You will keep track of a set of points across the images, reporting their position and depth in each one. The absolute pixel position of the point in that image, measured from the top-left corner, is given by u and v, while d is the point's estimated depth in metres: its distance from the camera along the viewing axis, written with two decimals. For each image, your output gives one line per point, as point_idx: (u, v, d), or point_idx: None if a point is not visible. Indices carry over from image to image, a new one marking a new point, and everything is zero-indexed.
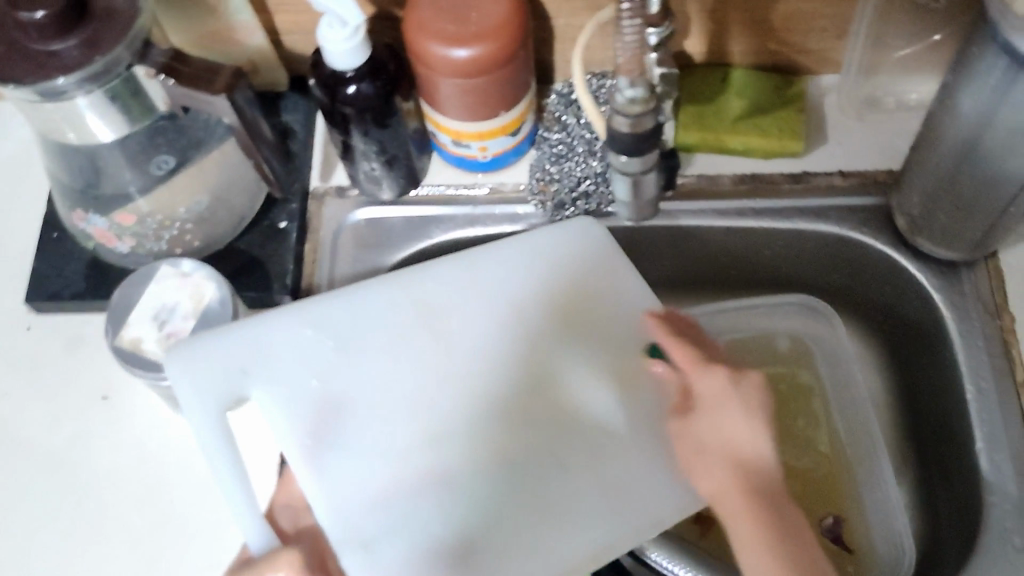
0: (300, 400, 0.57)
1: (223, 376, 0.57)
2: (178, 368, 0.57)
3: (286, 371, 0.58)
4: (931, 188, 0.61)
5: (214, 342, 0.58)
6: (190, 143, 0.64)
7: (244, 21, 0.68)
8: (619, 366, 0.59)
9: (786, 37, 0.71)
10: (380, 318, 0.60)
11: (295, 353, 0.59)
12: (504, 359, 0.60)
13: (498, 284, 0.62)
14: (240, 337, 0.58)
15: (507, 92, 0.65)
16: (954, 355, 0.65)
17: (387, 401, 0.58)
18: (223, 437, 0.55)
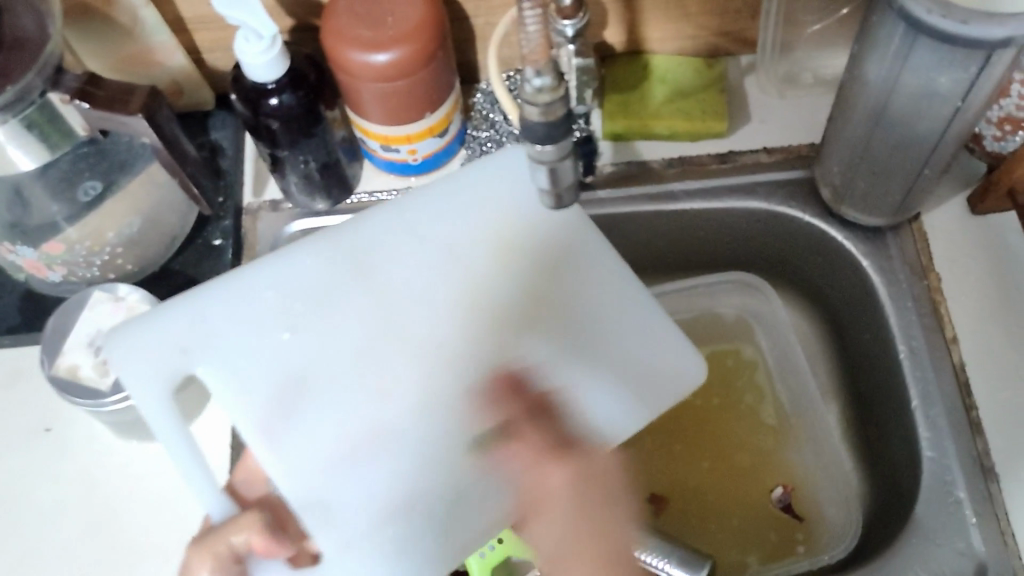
0: (250, 367, 0.58)
1: (167, 354, 0.57)
2: (120, 349, 0.57)
3: (234, 344, 0.58)
4: (849, 157, 0.63)
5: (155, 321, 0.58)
6: (113, 167, 0.64)
7: (162, 42, 0.66)
8: (566, 302, 0.60)
9: (701, 21, 0.72)
10: (325, 282, 0.60)
11: (241, 323, 0.59)
12: (451, 306, 0.60)
13: (441, 229, 0.62)
14: (183, 309, 0.59)
15: (430, 94, 0.65)
16: (885, 317, 0.67)
17: (336, 369, 0.58)
18: (172, 416, 0.56)
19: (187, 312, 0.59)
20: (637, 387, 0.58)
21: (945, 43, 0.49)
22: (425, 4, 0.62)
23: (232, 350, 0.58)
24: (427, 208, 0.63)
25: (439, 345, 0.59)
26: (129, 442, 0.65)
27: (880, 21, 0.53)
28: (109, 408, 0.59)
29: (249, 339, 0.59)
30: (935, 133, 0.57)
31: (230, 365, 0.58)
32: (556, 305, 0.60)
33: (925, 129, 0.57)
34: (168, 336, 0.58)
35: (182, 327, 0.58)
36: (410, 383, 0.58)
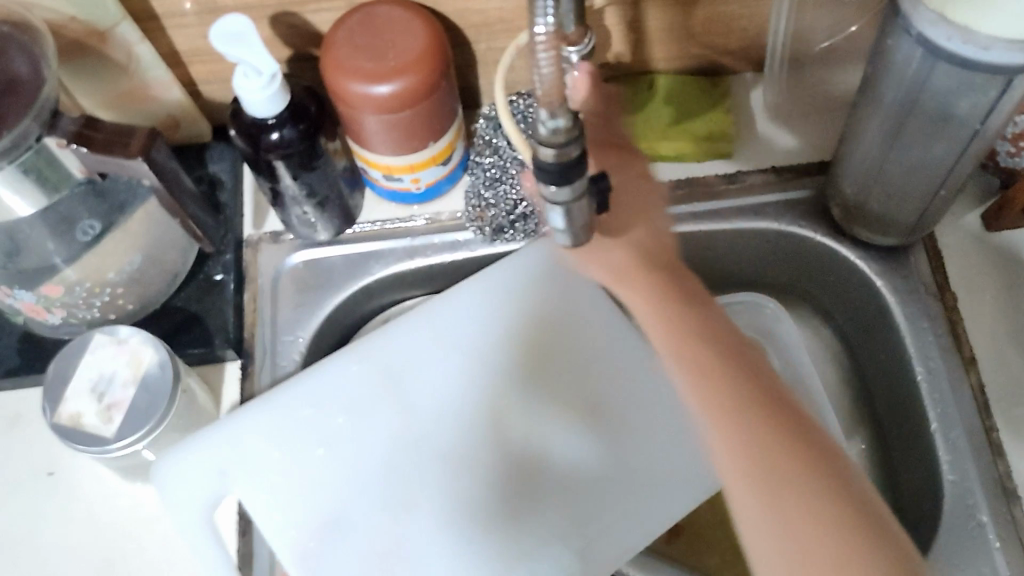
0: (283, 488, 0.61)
1: (202, 479, 0.61)
2: (165, 473, 0.61)
3: (262, 460, 0.62)
4: (862, 180, 0.62)
5: (190, 444, 0.61)
6: (113, 208, 0.63)
7: (159, 76, 0.65)
8: (583, 395, 0.63)
9: (706, 40, 0.71)
10: (346, 387, 0.64)
11: (269, 438, 0.62)
12: (470, 411, 0.63)
13: (456, 336, 0.65)
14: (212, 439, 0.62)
15: (433, 123, 0.64)
16: (900, 337, 0.66)
17: (362, 474, 0.61)
18: (211, 533, 0.59)
19: (216, 440, 0.62)
20: (660, 472, 0.62)
21: (965, 67, 0.48)
22: (426, 34, 0.61)
23: (264, 472, 0.61)
24: (441, 318, 0.65)
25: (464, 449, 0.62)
26: (134, 485, 0.64)
27: (896, 45, 0.51)
28: (114, 452, 0.58)
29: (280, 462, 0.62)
30: (951, 155, 0.56)
31: (266, 486, 0.61)
32: (574, 397, 0.63)
33: (941, 152, 0.56)
34: (202, 468, 0.61)
35: (214, 452, 0.62)
36: (433, 485, 0.61)
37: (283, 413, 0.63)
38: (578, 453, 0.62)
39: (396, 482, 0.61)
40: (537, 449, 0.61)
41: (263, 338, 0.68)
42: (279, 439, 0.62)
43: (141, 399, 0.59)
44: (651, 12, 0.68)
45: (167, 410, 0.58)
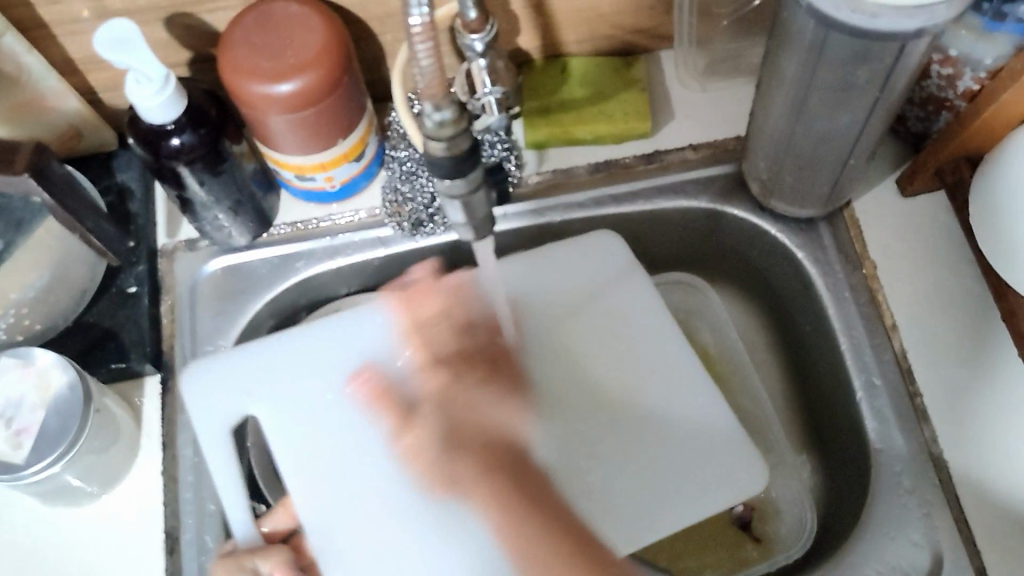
0: (315, 421, 0.63)
1: (229, 398, 0.63)
2: (197, 379, 0.64)
3: (277, 386, 0.64)
4: (774, 153, 0.62)
5: (218, 359, 0.64)
6: (11, 224, 0.61)
7: (52, 86, 0.63)
8: (589, 396, 0.65)
9: (616, 19, 0.70)
10: (353, 351, 0.65)
11: (293, 371, 0.64)
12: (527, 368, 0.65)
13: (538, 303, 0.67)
14: (244, 358, 0.64)
15: (341, 119, 0.63)
16: (823, 308, 0.66)
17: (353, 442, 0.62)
18: (233, 457, 0.62)
19: (251, 360, 0.64)
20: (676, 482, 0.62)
21: (858, 36, 0.48)
22: (324, 28, 0.60)
23: (289, 399, 0.64)
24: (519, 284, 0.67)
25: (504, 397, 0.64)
26: (56, 510, 0.62)
27: (792, 16, 0.51)
28: (28, 478, 0.56)
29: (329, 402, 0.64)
30: (855, 125, 0.56)
31: (285, 416, 0.63)
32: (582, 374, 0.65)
33: (844, 123, 0.56)
34: (234, 381, 0.64)
35: (245, 372, 0.64)
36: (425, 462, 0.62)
37: (285, 364, 0.64)
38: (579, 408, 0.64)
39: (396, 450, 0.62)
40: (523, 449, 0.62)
41: (184, 349, 0.67)
42: (290, 375, 0.64)
43: (51, 423, 0.57)
44: None
45: (78, 432, 0.56)
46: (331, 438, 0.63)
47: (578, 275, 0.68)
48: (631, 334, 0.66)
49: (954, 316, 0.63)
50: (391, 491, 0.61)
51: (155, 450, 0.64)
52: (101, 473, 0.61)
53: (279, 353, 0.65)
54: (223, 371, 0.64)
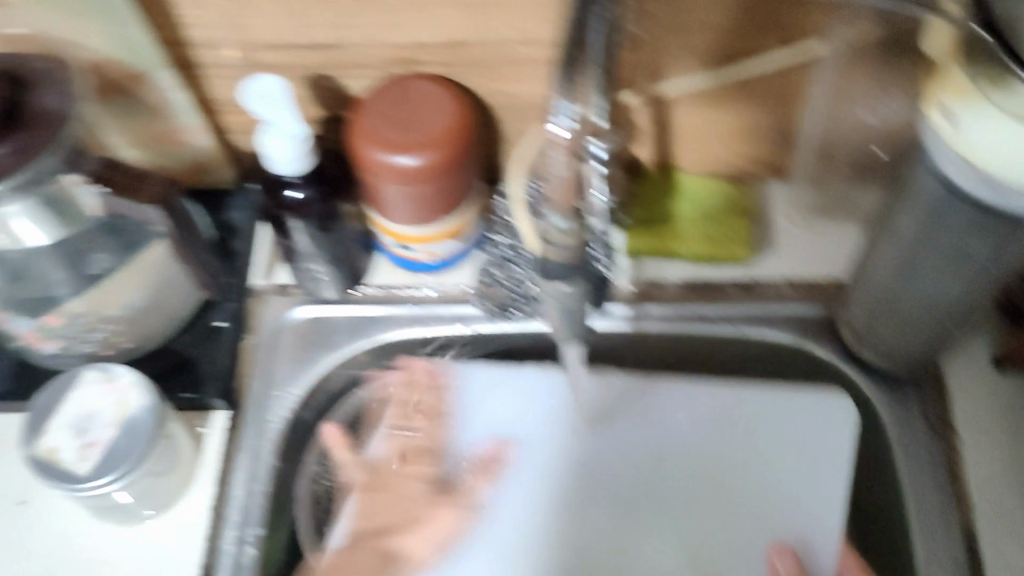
0: (502, 458, 0.67)
1: (441, 395, 0.70)
2: (469, 369, 0.70)
3: (506, 413, 0.69)
4: (873, 304, 0.62)
5: (456, 371, 0.70)
6: (124, 245, 0.62)
7: (189, 123, 0.66)
8: (715, 537, 0.65)
9: (735, 146, 0.71)
10: (586, 439, 0.68)
11: (519, 407, 0.69)
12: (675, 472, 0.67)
13: (696, 414, 0.68)
14: (487, 373, 0.70)
15: (451, 197, 0.65)
16: (897, 470, 0.64)
17: (512, 493, 0.66)
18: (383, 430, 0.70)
19: (479, 380, 0.70)
20: None
21: (985, 211, 0.48)
22: (455, 111, 0.62)
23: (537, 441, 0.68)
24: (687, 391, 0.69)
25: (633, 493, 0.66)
26: (103, 526, 0.63)
27: (917, 178, 0.51)
28: (84, 491, 0.56)
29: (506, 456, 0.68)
30: (963, 294, 0.55)
31: (486, 445, 0.68)
32: (729, 520, 0.65)
33: (953, 292, 0.55)
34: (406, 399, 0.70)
35: (505, 389, 0.69)
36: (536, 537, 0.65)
37: (500, 398, 0.69)
38: (702, 534, 0.65)
39: (526, 525, 0.65)
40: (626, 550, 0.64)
41: (257, 389, 0.68)
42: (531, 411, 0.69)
43: (119, 441, 0.58)
44: (677, 113, 0.68)
45: (142, 455, 0.57)
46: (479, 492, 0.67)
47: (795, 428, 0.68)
48: (800, 502, 0.66)
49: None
50: (487, 548, 0.65)
51: (210, 483, 0.64)
52: (155, 498, 0.62)
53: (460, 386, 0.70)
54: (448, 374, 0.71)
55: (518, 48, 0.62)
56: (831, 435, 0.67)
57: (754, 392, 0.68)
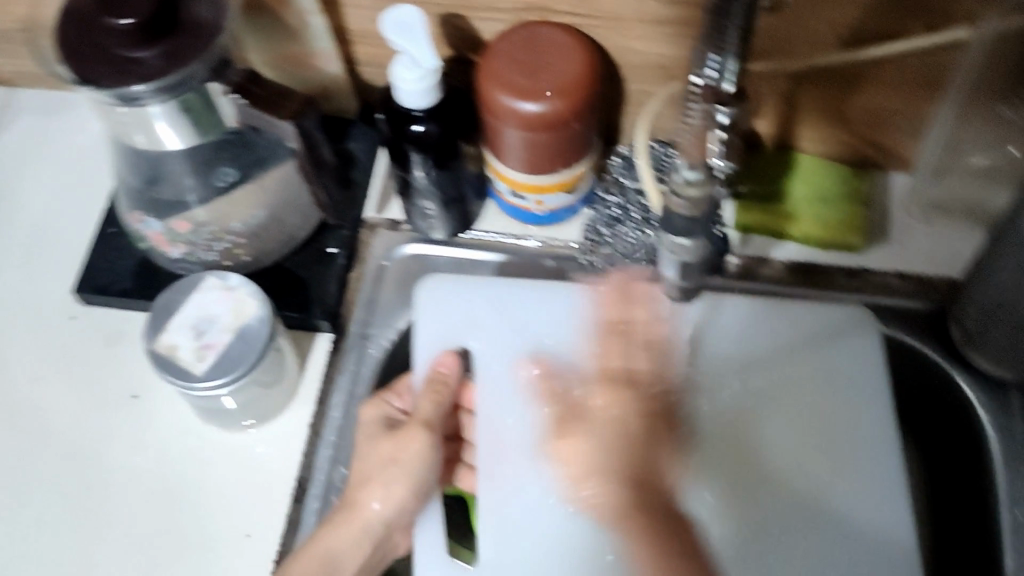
0: (491, 381, 0.64)
1: (456, 323, 0.66)
2: (448, 284, 0.68)
3: (489, 331, 0.66)
4: (989, 305, 0.60)
5: (462, 281, 0.68)
6: (252, 161, 0.65)
7: (323, 48, 0.68)
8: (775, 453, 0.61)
9: (859, 129, 0.70)
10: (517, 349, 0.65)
11: (476, 324, 0.66)
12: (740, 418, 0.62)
13: (780, 340, 0.65)
14: (484, 290, 0.67)
15: (570, 149, 0.65)
16: (993, 481, 0.63)
17: (486, 421, 0.62)
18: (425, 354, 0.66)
19: (478, 290, 0.67)
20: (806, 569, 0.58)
21: None
22: (582, 63, 0.62)
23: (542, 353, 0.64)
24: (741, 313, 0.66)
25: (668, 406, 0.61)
26: (206, 426, 0.66)
27: None
28: (198, 390, 0.59)
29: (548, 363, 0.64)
30: None
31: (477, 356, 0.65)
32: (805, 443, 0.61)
33: None
34: (465, 308, 0.67)
35: (473, 299, 0.67)
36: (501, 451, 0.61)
37: (507, 307, 0.66)
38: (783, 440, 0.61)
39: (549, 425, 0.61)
40: (679, 490, 0.59)
41: (359, 318, 0.71)
42: (478, 327, 0.66)
43: (232, 348, 0.60)
44: (806, 87, 0.67)
45: (252, 364, 0.59)
46: (516, 405, 0.63)
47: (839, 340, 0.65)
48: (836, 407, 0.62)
49: None
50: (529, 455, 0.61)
51: (307, 404, 0.67)
52: (256, 408, 0.65)
53: (495, 295, 0.67)
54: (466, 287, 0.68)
55: (654, 5, 0.62)
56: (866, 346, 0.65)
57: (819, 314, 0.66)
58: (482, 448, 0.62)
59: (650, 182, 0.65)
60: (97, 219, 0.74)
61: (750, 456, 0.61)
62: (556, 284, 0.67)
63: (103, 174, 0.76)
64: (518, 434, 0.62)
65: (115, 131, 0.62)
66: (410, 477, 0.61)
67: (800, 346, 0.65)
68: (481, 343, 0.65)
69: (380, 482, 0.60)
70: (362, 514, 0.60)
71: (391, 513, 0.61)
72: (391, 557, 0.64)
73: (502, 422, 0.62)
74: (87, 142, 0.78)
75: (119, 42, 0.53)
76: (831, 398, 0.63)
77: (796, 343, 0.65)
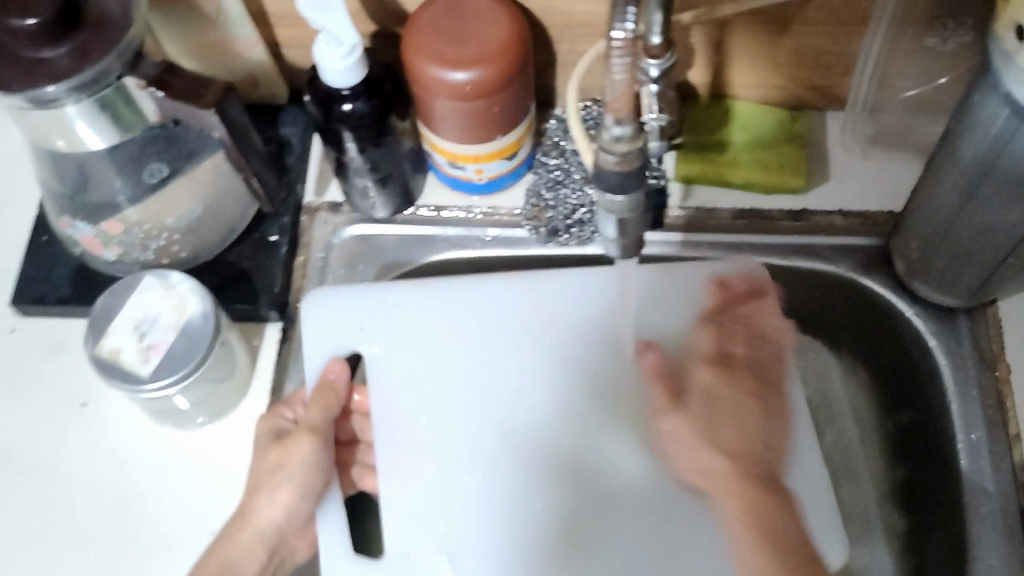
0: (401, 377, 0.64)
1: (351, 326, 0.66)
2: (333, 293, 0.66)
3: (392, 331, 0.66)
4: (929, 234, 0.61)
5: (351, 290, 0.66)
6: (181, 154, 0.63)
7: (243, 33, 0.66)
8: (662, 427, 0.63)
9: (791, 71, 0.70)
10: (427, 342, 0.65)
11: (376, 324, 0.66)
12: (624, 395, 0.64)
13: (673, 312, 0.66)
14: (377, 294, 0.66)
15: (505, 116, 0.64)
16: (946, 404, 0.65)
17: (403, 419, 0.63)
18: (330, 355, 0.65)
19: (374, 295, 0.66)
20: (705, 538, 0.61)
21: None
22: (508, 27, 0.61)
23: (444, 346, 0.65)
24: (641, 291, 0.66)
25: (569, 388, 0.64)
26: (162, 427, 0.65)
27: (982, 102, 0.50)
28: (147, 393, 0.58)
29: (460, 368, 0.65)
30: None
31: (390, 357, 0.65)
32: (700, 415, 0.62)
33: (1013, 221, 0.54)
34: (353, 315, 0.66)
35: (369, 305, 0.66)
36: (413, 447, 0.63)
37: (404, 309, 0.66)
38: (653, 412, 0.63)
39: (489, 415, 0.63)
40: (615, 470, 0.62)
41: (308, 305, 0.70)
42: (379, 327, 0.66)
43: (176, 347, 0.59)
44: (735, 34, 0.67)
45: (199, 361, 0.58)
46: (430, 398, 0.64)
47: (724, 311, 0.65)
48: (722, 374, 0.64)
49: None
50: (444, 449, 0.63)
51: (263, 394, 0.66)
52: (211, 404, 0.64)
53: (393, 302, 0.66)
54: (355, 295, 0.66)
55: None
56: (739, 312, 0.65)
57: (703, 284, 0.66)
58: (388, 444, 0.63)
59: (581, 138, 0.64)
60: (28, 228, 0.72)
61: (642, 426, 0.63)
62: (451, 282, 0.66)
63: (30, 181, 0.74)
64: (438, 427, 0.63)
65: (33, 136, 0.60)
66: (299, 481, 0.58)
67: (696, 322, 0.66)
68: (382, 342, 0.65)
69: (279, 481, 0.58)
70: (254, 525, 0.57)
71: (280, 518, 0.58)
72: (291, 563, 0.61)
73: (408, 429, 0.63)
74: (11, 149, 0.76)
75: (26, 43, 0.51)
76: None
77: (686, 312, 0.66)
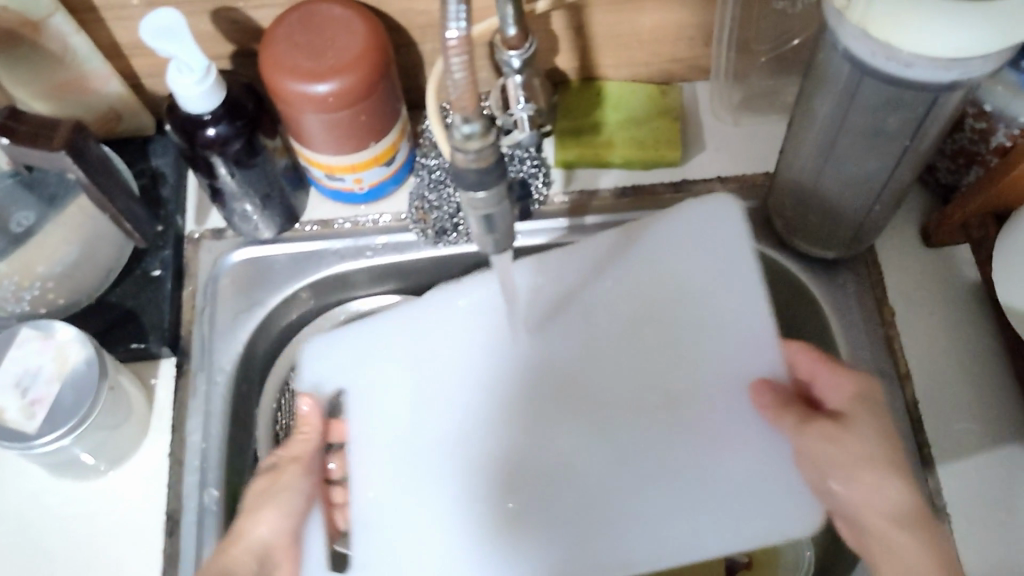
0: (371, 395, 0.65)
1: (328, 369, 0.66)
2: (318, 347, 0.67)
3: (359, 359, 0.66)
4: (800, 192, 0.62)
5: (318, 341, 0.67)
6: (44, 201, 0.64)
7: (96, 68, 0.65)
8: (603, 400, 0.62)
9: (654, 48, 0.71)
10: (388, 356, 0.66)
11: (342, 356, 0.67)
12: (523, 378, 0.63)
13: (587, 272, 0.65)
14: (343, 336, 0.67)
15: (375, 123, 0.64)
16: (838, 351, 0.67)
17: (371, 445, 0.64)
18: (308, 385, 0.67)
19: (339, 341, 0.67)
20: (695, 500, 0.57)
21: (892, 83, 0.48)
22: (364, 33, 0.60)
23: (391, 364, 0.66)
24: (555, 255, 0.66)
25: (515, 386, 0.63)
26: (61, 481, 0.63)
27: (827, 58, 0.51)
28: (39, 449, 0.57)
29: (424, 390, 0.65)
30: (884, 171, 0.56)
31: (354, 381, 0.66)
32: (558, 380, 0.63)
33: (872, 169, 0.56)
34: (331, 356, 0.67)
35: (344, 353, 0.67)
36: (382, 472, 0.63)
37: (366, 334, 0.67)
38: (620, 381, 0.62)
39: (430, 435, 0.63)
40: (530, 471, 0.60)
41: (201, 336, 0.68)
42: (347, 354, 0.67)
43: (64, 398, 0.58)
44: (593, 17, 0.67)
45: (88, 409, 0.57)
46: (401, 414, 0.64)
47: (620, 254, 0.65)
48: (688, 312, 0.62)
49: (968, 375, 0.63)
50: (415, 462, 0.63)
51: (165, 432, 0.65)
52: (109, 451, 0.62)
53: (359, 329, 0.67)
54: (330, 344, 0.67)
55: None
56: (630, 267, 0.64)
57: (631, 241, 0.65)
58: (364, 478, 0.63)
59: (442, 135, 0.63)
60: None
61: (587, 399, 0.62)
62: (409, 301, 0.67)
63: None
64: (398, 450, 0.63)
65: None
66: (282, 503, 0.62)
67: (659, 283, 0.63)
68: (348, 377, 0.66)
69: (269, 507, 0.61)
70: (243, 539, 0.60)
71: (266, 535, 0.60)
72: None
73: (368, 456, 0.64)
74: None
75: None
76: (664, 314, 0.63)
77: (620, 270, 0.64)
